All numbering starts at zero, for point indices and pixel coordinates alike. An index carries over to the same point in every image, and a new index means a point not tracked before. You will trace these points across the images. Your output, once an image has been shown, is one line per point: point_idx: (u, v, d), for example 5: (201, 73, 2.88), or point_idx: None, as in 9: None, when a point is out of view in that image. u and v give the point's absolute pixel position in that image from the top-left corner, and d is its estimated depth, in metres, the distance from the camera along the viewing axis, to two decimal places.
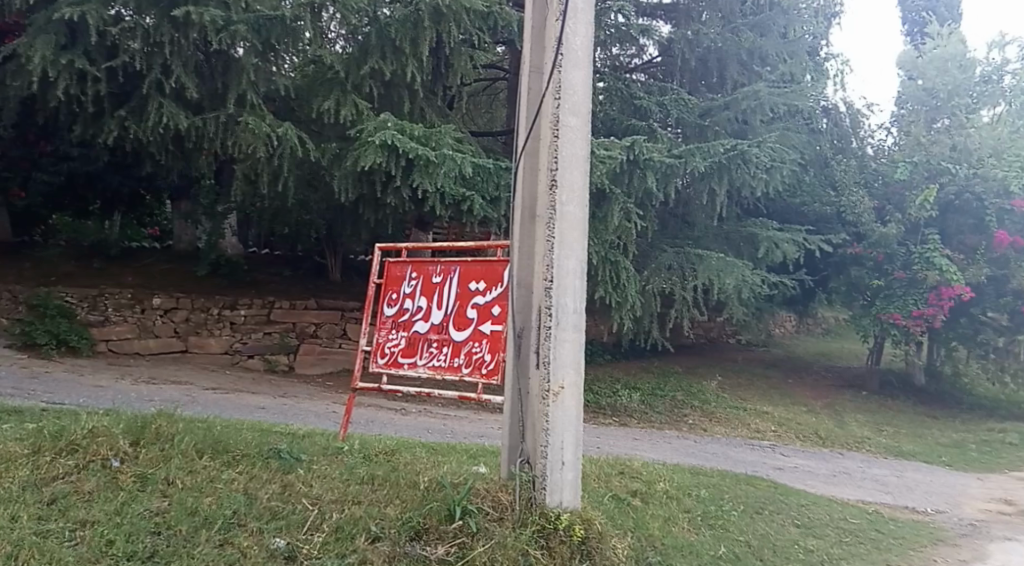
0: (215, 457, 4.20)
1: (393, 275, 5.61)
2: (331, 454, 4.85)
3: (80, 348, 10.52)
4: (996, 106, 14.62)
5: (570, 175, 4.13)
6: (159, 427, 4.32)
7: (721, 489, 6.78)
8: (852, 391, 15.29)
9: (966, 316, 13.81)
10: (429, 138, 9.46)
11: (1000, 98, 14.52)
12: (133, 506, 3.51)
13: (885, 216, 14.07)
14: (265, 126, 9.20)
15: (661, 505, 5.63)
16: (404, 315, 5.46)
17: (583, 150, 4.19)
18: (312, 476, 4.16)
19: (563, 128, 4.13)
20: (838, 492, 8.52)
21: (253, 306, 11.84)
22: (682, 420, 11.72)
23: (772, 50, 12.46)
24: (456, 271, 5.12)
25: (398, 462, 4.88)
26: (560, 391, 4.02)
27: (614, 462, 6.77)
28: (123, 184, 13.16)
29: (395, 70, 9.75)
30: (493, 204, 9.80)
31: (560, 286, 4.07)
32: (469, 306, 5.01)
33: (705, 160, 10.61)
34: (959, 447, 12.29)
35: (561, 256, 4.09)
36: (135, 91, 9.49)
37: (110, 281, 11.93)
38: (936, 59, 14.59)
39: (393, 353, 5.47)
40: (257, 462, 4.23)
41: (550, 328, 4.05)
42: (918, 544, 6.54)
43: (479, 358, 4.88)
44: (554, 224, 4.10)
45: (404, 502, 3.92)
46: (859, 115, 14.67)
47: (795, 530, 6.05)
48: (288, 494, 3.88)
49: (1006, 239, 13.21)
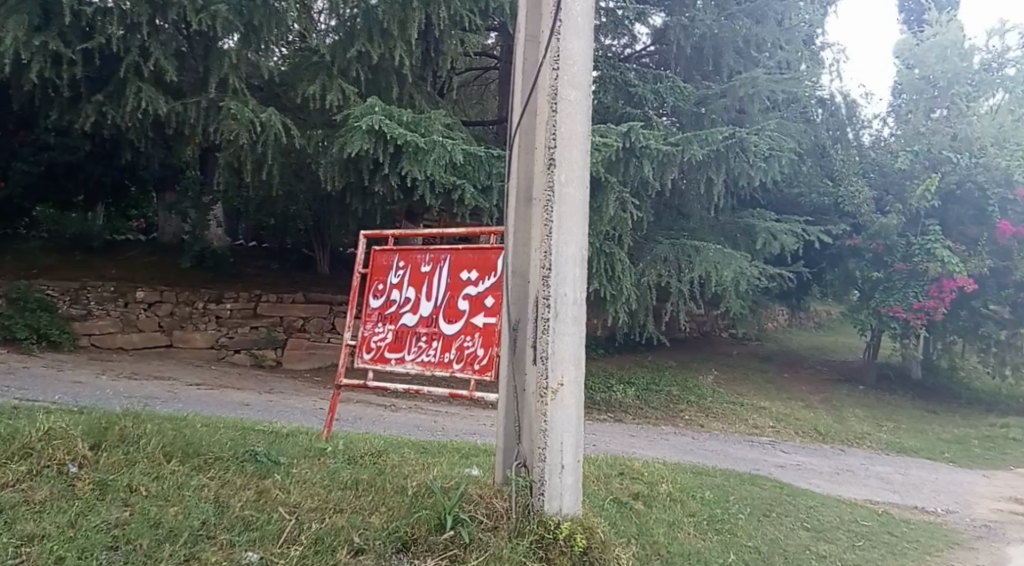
0: (184, 462, 3.87)
1: (379, 265, 5.27)
2: (314, 456, 4.54)
3: (61, 343, 10.18)
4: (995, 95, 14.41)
5: (570, 152, 3.83)
6: (122, 429, 4.01)
7: (725, 490, 6.54)
8: (848, 385, 15.05)
9: (966, 309, 13.63)
10: (418, 124, 9.15)
11: (996, 88, 14.41)
12: (89, 517, 3.19)
13: (885, 207, 13.84)
14: (248, 111, 8.82)
15: (664, 509, 5.34)
16: (392, 307, 5.14)
17: (584, 126, 3.89)
18: (290, 481, 3.84)
19: (562, 101, 3.83)
20: (843, 491, 8.27)
21: (239, 299, 11.56)
22: (679, 416, 11.44)
23: (768, 37, 12.15)
24: (446, 260, 4.82)
25: (386, 464, 4.56)
26: (559, 388, 3.73)
27: (612, 462, 6.48)
28: (106, 174, 12.72)
29: (383, 52, 9.43)
30: (485, 193, 9.48)
31: (559, 274, 3.77)
32: (461, 297, 4.71)
33: (703, 148, 10.27)
34: (961, 443, 12.06)
35: (561, 242, 3.79)
36: (113, 75, 9.11)
37: (92, 274, 11.60)
38: (935, 47, 14.35)
39: (379, 347, 5.15)
40: (230, 466, 3.91)
41: (547, 320, 3.75)
42: (933, 548, 6.29)
43: (471, 354, 4.58)
44: (552, 207, 3.80)
45: (391, 510, 3.61)
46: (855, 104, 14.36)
47: (806, 534, 5.80)
48: (263, 502, 3.56)
49: (1009, 229, 12.96)
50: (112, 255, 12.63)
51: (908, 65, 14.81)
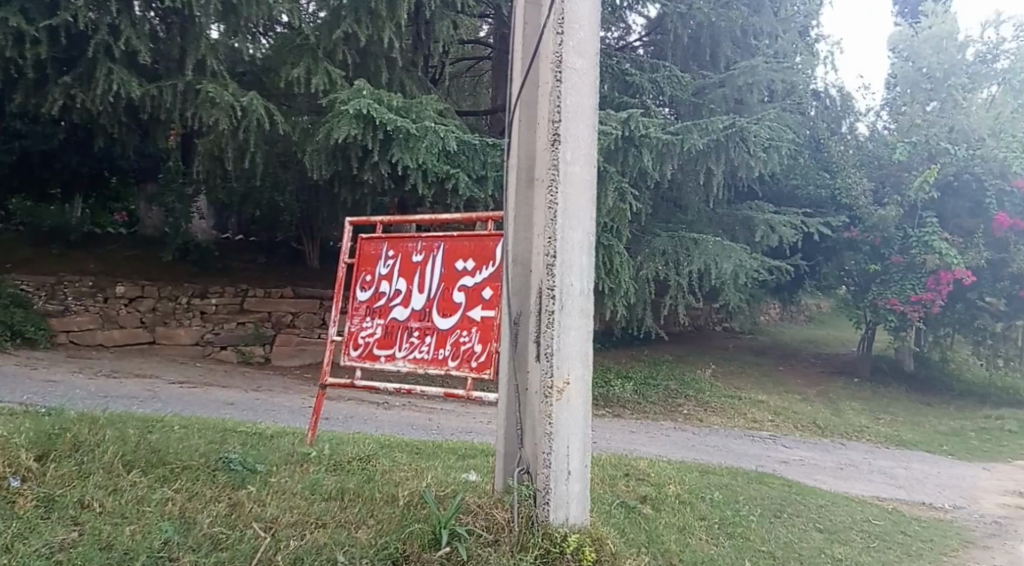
0: (147, 473, 3.48)
1: (366, 254, 4.88)
2: (296, 462, 4.14)
3: (37, 340, 9.70)
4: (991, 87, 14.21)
5: (577, 127, 3.47)
6: (74, 437, 3.63)
7: (735, 490, 6.19)
8: (844, 378, 14.80)
9: (963, 302, 13.27)
10: (409, 109, 8.76)
11: (995, 80, 14.05)
12: (28, 541, 2.81)
13: (883, 198, 13.46)
14: (227, 95, 8.47)
15: (673, 512, 4.99)
16: (381, 299, 4.74)
17: (590, 99, 3.53)
18: (268, 493, 3.45)
19: (567, 69, 3.45)
20: (848, 487, 7.94)
21: (224, 295, 11.23)
22: (678, 411, 11.10)
23: (766, 27, 11.73)
24: (440, 248, 4.44)
25: (376, 469, 4.16)
26: (565, 387, 3.38)
27: (617, 462, 6.11)
28: (83, 164, 12.38)
29: (371, 34, 9.09)
30: (479, 182, 9.11)
31: (565, 262, 3.41)
32: (456, 289, 4.34)
33: (703, 137, 9.88)
34: (959, 435, 11.77)
35: (566, 227, 3.42)
36: (82, 56, 8.65)
37: (70, 269, 11.21)
38: (931, 39, 14.19)
39: (367, 344, 4.76)
40: (200, 476, 3.53)
41: (552, 312, 3.38)
42: (948, 548, 5.94)
43: (467, 350, 4.23)
44: (557, 187, 3.43)
45: (380, 523, 3.24)
46: (850, 97, 13.94)
47: (819, 536, 5.45)
48: (237, 517, 3.18)
49: (1006, 221, 12.67)
50: (92, 249, 12.20)
51: (903, 57, 14.60)
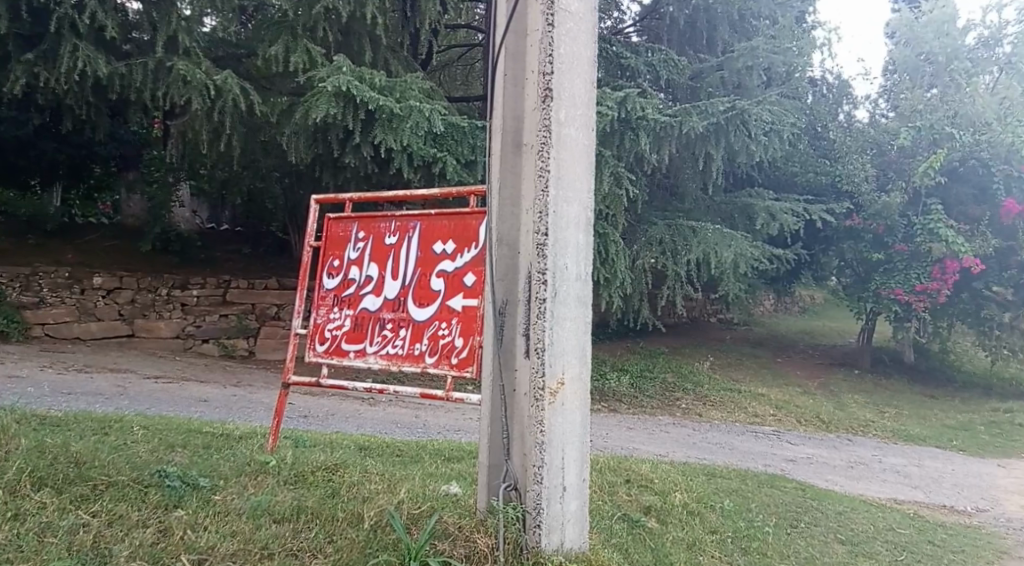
0: (61, 493, 2.97)
1: (335, 236, 4.35)
2: (253, 472, 3.63)
3: (9, 333, 9.23)
4: (993, 74, 13.77)
5: (572, 83, 2.98)
6: None
7: (745, 496, 5.68)
8: (844, 369, 14.35)
9: (967, 291, 12.58)
10: (393, 88, 8.22)
11: (994, 65, 13.73)
12: None
13: (886, 185, 12.89)
14: (200, 74, 7.99)
15: (681, 526, 4.47)
16: (350, 287, 4.22)
17: (586, 50, 3.03)
18: (206, 517, 2.93)
19: (560, 13, 2.95)
20: (861, 488, 7.42)
21: (206, 286, 10.68)
22: (677, 405, 10.61)
23: (763, 10, 11.18)
24: (416, 228, 3.93)
25: (344, 481, 3.63)
26: (559, 389, 2.89)
27: (616, 466, 5.59)
28: (61, 151, 11.72)
29: (353, 10, 8.55)
30: (468, 167, 8.56)
31: (558, 242, 2.91)
32: (434, 275, 3.81)
33: (702, 119, 9.34)
34: (967, 430, 11.26)
35: (560, 200, 2.93)
36: (46, 33, 8.12)
37: (47, 259, 10.71)
38: (933, 22, 13.59)
39: (335, 337, 4.25)
40: (126, 495, 3.03)
41: (544, 301, 2.88)
42: (982, 558, 5.35)
43: (446, 345, 3.71)
44: (549, 153, 2.91)
45: (339, 551, 2.73)
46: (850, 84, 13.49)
47: (840, 548, 4.91)
48: (162, 548, 2.67)
49: (1015, 207, 12.02)
50: (70, 239, 11.69)
51: (903, 42, 14.08)
